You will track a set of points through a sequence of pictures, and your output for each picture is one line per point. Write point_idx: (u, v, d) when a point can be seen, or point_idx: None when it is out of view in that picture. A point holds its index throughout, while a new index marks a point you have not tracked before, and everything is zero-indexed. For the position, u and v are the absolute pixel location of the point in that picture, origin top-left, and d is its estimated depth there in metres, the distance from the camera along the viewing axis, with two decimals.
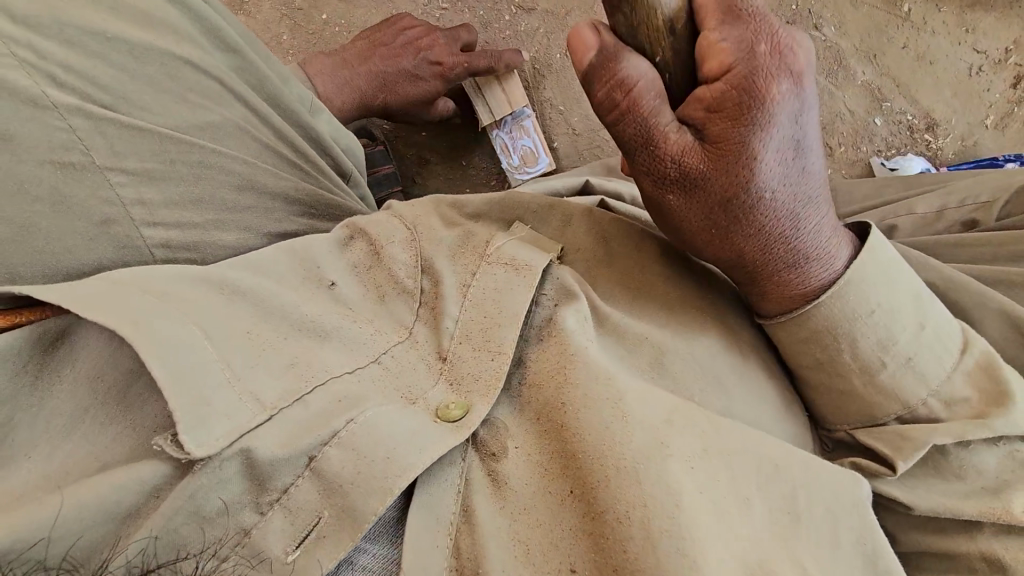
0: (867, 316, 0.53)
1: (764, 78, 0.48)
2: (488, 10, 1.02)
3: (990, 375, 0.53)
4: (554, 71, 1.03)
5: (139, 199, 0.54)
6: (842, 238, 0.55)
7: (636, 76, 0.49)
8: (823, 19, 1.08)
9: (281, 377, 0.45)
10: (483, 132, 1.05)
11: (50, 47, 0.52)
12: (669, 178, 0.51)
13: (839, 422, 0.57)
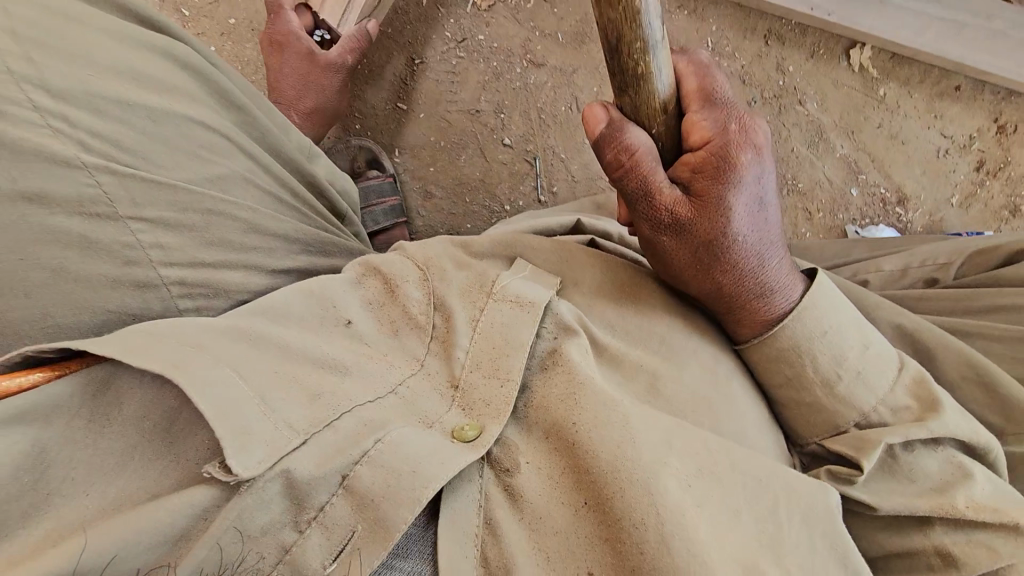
0: (822, 334, 0.60)
1: (736, 147, 0.59)
2: (502, 61, 1.08)
3: (923, 388, 0.60)
4: (559, 122, 1.10)
5: (157, 243, 0.50)
6: (795, 275, 0.63)
7: (638, 143, 0.58)
8: (807, 96, 1.11)
9: (309, 411, 0.46)
10: (485, 168, 1.11)
11: (82, 116, 0.49)
12: (664, 223, 0.59)
13: (808, 436, 0.63)
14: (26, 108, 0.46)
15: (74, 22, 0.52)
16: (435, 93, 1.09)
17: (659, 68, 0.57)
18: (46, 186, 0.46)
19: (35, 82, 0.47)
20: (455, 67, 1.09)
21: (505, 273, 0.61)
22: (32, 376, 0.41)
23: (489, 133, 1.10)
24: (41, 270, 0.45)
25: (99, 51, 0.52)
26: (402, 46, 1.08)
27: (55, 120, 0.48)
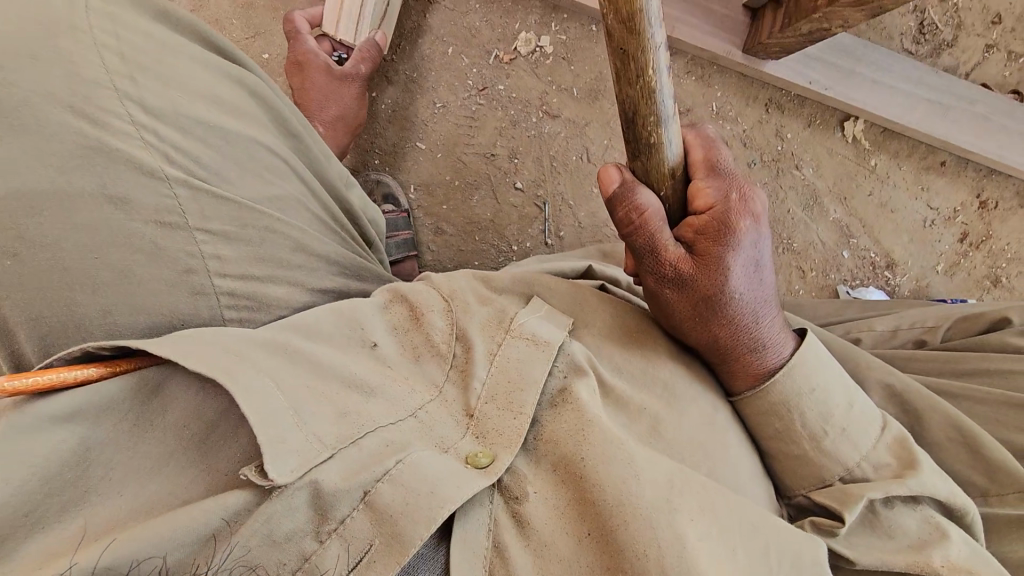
0: (810, 392, 0.64)
1: (737, 214, 0.63)
2: (519, 111, 1.14)
3: (905, 449, 0.63)
4: (569, 170, 1.15)
5: (217, 255, 0.54)
6: (788, 333, 0.67)
7: (648, 204, 0.62)
8: (803, 161, 1.18)
9: (336, 427, 0.48)
10: (495, 209, 1.15)
11: (170, 133, 0.54)
12: (667, 278, 0.63)
13: (795, 488, 0.66)
14: (123, 120, 0.52)
15: (170, 49, 0.57)
16: (453, 135, 1.14)
17: (668, 139, 0.62)
18: (131, 194, 0.51)
19: (134, 99, 0.53)
20: (475, 112, 1.13)
21: (522, 312, 0.64)
22: (88, 368, 0.45)
23: (503, 177, 1.15)
24: (110, 267, 0.49)
25: (187, 74, 0.57)
26: (424, 88, 1.13)
27: (147, 133, 0.53)
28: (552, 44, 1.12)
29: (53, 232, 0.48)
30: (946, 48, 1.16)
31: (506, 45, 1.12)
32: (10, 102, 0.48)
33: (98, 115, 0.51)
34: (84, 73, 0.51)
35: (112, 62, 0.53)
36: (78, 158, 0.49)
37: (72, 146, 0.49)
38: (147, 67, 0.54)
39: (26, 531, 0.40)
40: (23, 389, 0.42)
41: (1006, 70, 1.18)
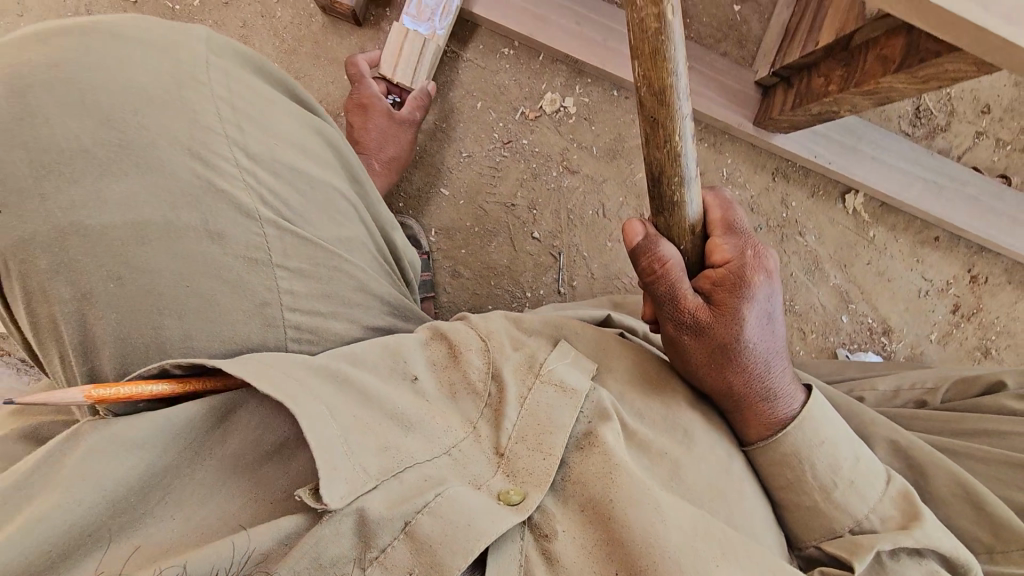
0: (818, 444, 0.66)
1: (752, 269, 0.67)
2: (540, 165, 1.19)
3: (910, 502, 0.65)
4: (584, 223, 1.20)
5: (291, 290, 0.63)
6: (799, 386, 0.70)
7: (670, 255, 0.67)
8: (806, 228, 1.25)
9: (379, 461, 0.51)
10: (512, 256, 1.20)
11: (265, 178, 0.63)
12: (685, 324, 0.67)
13: (806, 538, 0.67)
14: (230, 163, 0.61)
15: (272, 106, 0.67)
16: (475, 184, 1.19)
17: (690, 198, 0.67)
18: (227, 228, 0.60)
19: (241, 146, 0.62)
20: (498, 162, 1.19)
21: (552, 359, 0.66)
22: (161, 387, 0.52)
23: (521, 226, 1.20)
24: (202, 295, 0.58)
25: (282, 126, 0.67)
26: (452, 137, 1.18)
27: (249, 176, 0.62)
28: (575, 106, 1.18)
29: (158, 261, 0.57)
30: (939, 132, 1.25)
31: (531, 103, 1.18)
32: (139, 142, 0.57)
33: (209, 157, 0.60)
34: (204, 120, 0.61)
35: (226, 113, 0.62)
36: (189, 195, 0.58)
37: (185, 184, 0.58)
38: (251, 116, 0.64)
39: (90, 545, 0.44)
40: (106, 398, 0.50)
41: (994, 155, 1.26)
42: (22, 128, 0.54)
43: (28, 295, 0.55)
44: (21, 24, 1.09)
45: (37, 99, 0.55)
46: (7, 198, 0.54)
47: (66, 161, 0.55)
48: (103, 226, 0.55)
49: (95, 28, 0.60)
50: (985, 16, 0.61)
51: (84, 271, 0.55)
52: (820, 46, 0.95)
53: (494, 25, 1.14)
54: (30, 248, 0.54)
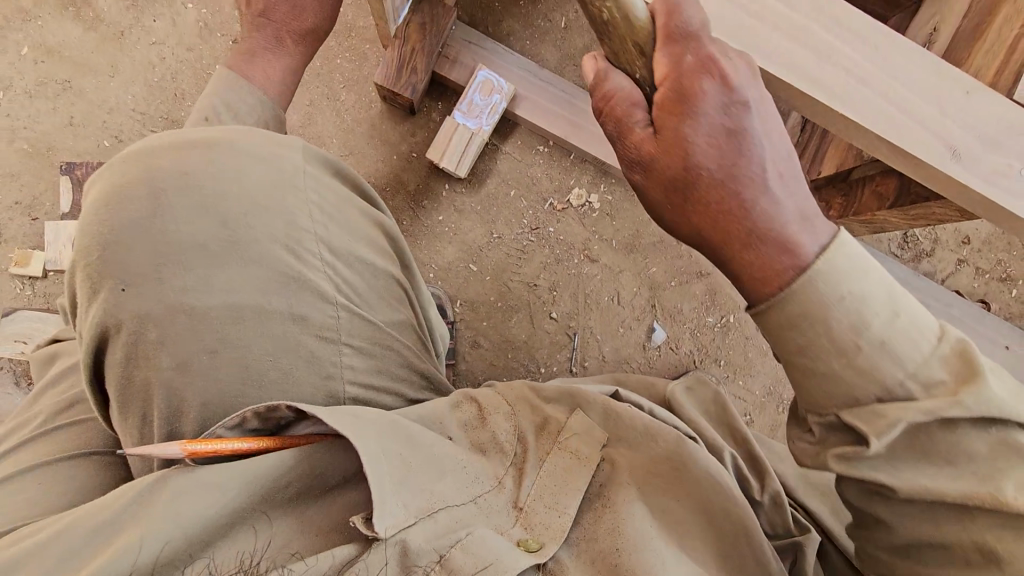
0: (838, 299, 0.51)
1: (693, 81, 0.55)
2: (563, 252, 1.29)
3: (966, 362, 0.50)
4: (600, 308, 1.29)
5: (352, 366, 0.71)
6: (807, 224, 0.54)
7: (615, 89, 0.58)
8: None
9: (419, 500, 0.58)
10: (529, 333, 1.27)
11: (342, 268, 0.73)
12: (632, 164, 0.58)
13: (824, 408, 0.54)
14: (315, 256, 0.71)
15: (348, 203, 0.77)
16: (502, 263, 1.28)
17: (628, 5, 0.56)
18: (306, 310, 0.69)
19: (325, 240, 0.72)
20: (525, 245, 1.29)
21: (571, 426, 0.71)
22: (241, 443, 0.60)
23: (541, 306, 1.28)
24: (278, 368, 0.66)
25: (358, 222, 0.77)
26: (485, 217, 1.28)
27: (330, 268, 0.71)
28: (599, 202, 1.30)
29: (248, 339, 0.65)
30: (925, 257, 1.37)
31: (560, 196, 1.29)
32: (248, 239, 0.68)
33: (297, 249, 0.70)
34: (298, 220, 0.71)
35: (316, 215, 0.72)
36: (279, 285, 0.68)
37: (278, 275, 0.68)
38: (332, 216, 0.74)
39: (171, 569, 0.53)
40: (199, 452, 0.59)
41: (974, 281, 1.39)
42: (155, 227, 0.66)
43: (130, 355, 0.64)
44: (112, 84, 1.21)
45: (169, 203, 0.67)
46: (133, 282, 0.64)
47: (186, 256, 0.66)
48: (207, 307, 0.65)
49: (216, 145, 0.70)
50: (965, 173, 0.73)
51: (184, 344, 0.64)
52: (823, 176, 1.10)
53: (534, 126, 1.26)
54: (146, 323, 0.64)
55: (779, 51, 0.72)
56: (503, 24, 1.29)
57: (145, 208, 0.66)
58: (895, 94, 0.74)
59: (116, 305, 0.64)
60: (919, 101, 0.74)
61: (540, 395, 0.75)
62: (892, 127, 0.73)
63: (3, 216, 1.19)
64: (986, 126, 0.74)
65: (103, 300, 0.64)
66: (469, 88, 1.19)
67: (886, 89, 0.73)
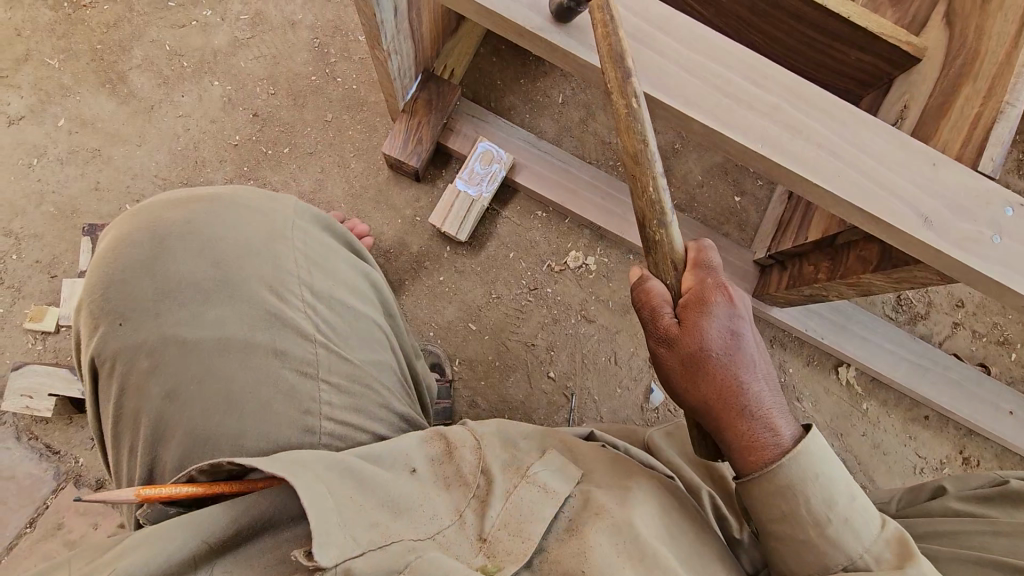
0: (814, 479, 0.64)
1: (711, 291, 0.71)
2: (561, 312, 1.32)
3: (904, 546, 0.62)
4: (597, 368, 1.31)
5: (327, 403, 0.71)
6: (788, 419, 0.68)
7: (657, 287, 0.74)
8: (802, 395, 1.35)
9: (367, 532, 0.59)
10: (527, 392, 1.28)
11: (323, 309, 0.75)
12: (657, 339, 0.73)
13: (797, 574, 0.65)
14: (297, 299, 0.73)
15: (334, 251, 0.81)
16: (501, 323, 1.31)
17: (672, 237, 0.74)
18: (286, 345, 0.71)
19: (311, 284, 0.75)
20: (522, 304, 1.32)
21: (536, 463, 0.71)
22: (192, 488, 0.61)
23: (537, 365, 1.30)
24: (256, 399, 0.68)
25: (345, 273, 0.80)
26: (483, 279, 1.32)
27: (311, 310, 0.74)
28: (596, 264, 1.34)
29: (230, 370, 0.68)
30: (920, 319, 1.39)
31: (557, 258, 1.34)
32: (239, 278, 0.72)
33: (281, 291, 0.73)
34: (283, 265, 0.74)
35: (302, 262, 0.76)
36: (263, 322, 0.71)
37: (261, 313, 0.71)
38: (317, 263, 0.77)
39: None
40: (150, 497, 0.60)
41: (972, 344, 1.40)
42: (156, 267, 0.71)
43: (123, 386, 0.68)
44: (137, 153, 1.29)
45: (173, 247, 0.73)
46: (132, 317, 0.69)
47: (180, 293, 0.70)
48: (192, 339, 0.69)
49: (217, 201, 0.77)
50: (937, 240, 0.77)
51: (171, 374, 0.68)
52: (809, 241, 1.13)
53: (533, 193, 1.32)
54: (140, 353, 0.68)
55: (751, 127, 0.78)
56: (505, 99, 1.39)
57: (150, 252, 0.72)
58: (864, 165, 0.79)
59: (115, 338, 0.69)
60: (886, 171, 0.79)
61: (515, 434, 0.76)
62: (863, 197, 0.77)
63: (23, 274, 1.24)
64: (951, 195, 0.78)
65: (104, 331, 0.70)
66: (470, 158, 1.26)
67: (849, 161, 0.78)
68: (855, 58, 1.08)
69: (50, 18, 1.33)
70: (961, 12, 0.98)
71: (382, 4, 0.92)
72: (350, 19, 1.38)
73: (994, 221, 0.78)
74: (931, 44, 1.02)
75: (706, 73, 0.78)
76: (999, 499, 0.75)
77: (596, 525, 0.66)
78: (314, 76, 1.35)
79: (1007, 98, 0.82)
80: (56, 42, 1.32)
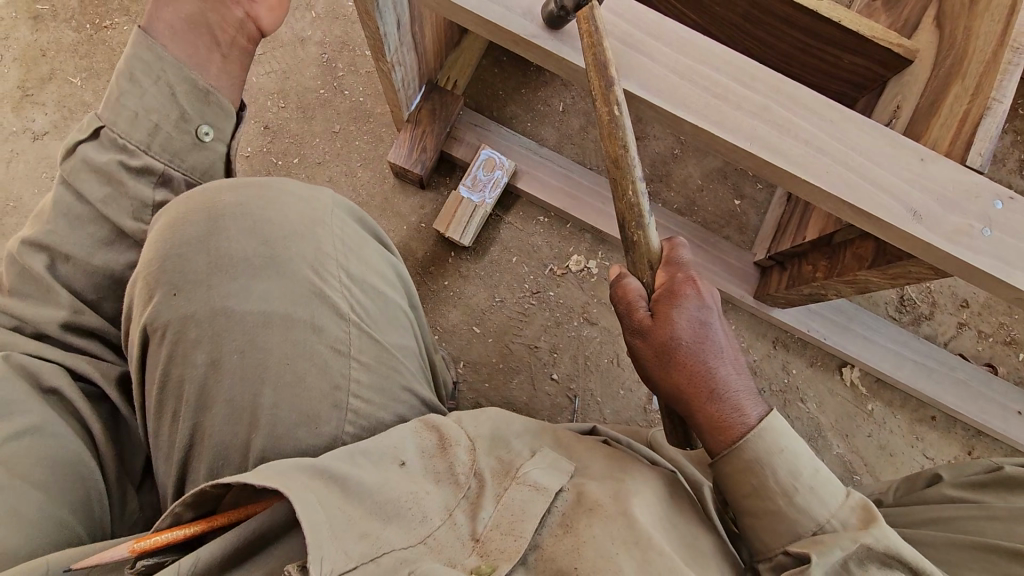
0: (779, 452, 0.68)
1: (682, 285, 0.76)
2: (563, 315, 1.34)
3: (869, 513, 0.64)
4: (599, 370, 1.32)
5: (356, 379, 0.75)
6: (755, 401, 0.73)
7: (631, 284, 0.79)
8: (806, 396, 1.36)
9: (358, 547, 0.61)
10: (532, 395, 1.30)
11: (358, 293, 0.78)
12: (633, 331, 0.77)
13: (772, 550, 0.66)
14: (336, 279, 0.77)
15: (367, 242, 0.84)
16: (504, 326, 1.33)
17: (648, 238, 0.78)
18: (323, 322, 0.75)
19: (349, 268, 0.79)
20: (525, 307, 1.34)
21: (527, 463, 0.73)
22: (183, 531, 0.63)
23: (541, 367, 1.32)
24: (294, 372, 0.72)
25: (377, 262, 0.83)
26: (487, 285, 1.34)
27: (348, 291, 0.78)
28: (597, 268, 1.36)
29: (270, 343, 0.72)
30: (924, 319, 1.39)
31: (559, 261, 1.36)
32: (288, 256, 0.75)
33: (321, 272, 0.76)
34: (325, 248, 0.78)
35: (341, 246, 0.80)
36: (303, 299, 0.75)
37: (303, 291, 0.75)
38: (354, 249, 0.81)
39: None
40: (144, 549, 0.61)
41: (978, 344, 1.39)
42: (212, 241, 0.73)
43: (171, 355, 0.70)
44: None
45: (226, 225, 0.74)
46: (186, 288, 0.71)
47: (232, 269, 0.73)
48: (241, 311, 0.72)
49: (267, 186, 0.79)
50: (925, 232, 0.78)
51: (221, 343, 0.71)
52: (807, 241, 1.14)
53: (535, 198, 1.35)
54: (190, 324, 0.71)
55: (762, 113, 0.81)
56: (507, 109, 1.42)
57: (202, 231, 0.73)
58: (873, 152, 0.81)
59: (167, 308, 0.71)
60: (887, 160, 0.80)
61: (512, 429, 0.79)
62: (868, 183, 0.80)
63: None
64: (938, 193, 0.80)
65: (154, 302, 0.71)
66: (473, 165, 1.30)
67: (862, 147, 0.81)
68: (848, 61, 1.10)
69: (74, 39, 1.40)
70: (949, 14, 1.00)
71: (385, 16, 0.96)
72: (357, 35, 1.44)
73: (984, 213, 0.79)
74: (921, 46, 1.04)
75: (693, 75, 0.81)
76: (993, 485, 0.76)
77: (590, 520, 0.68)
78: (323, 89, 1.40)
79: (994, 94, 0.83)
80: (79, 61, 1.39)
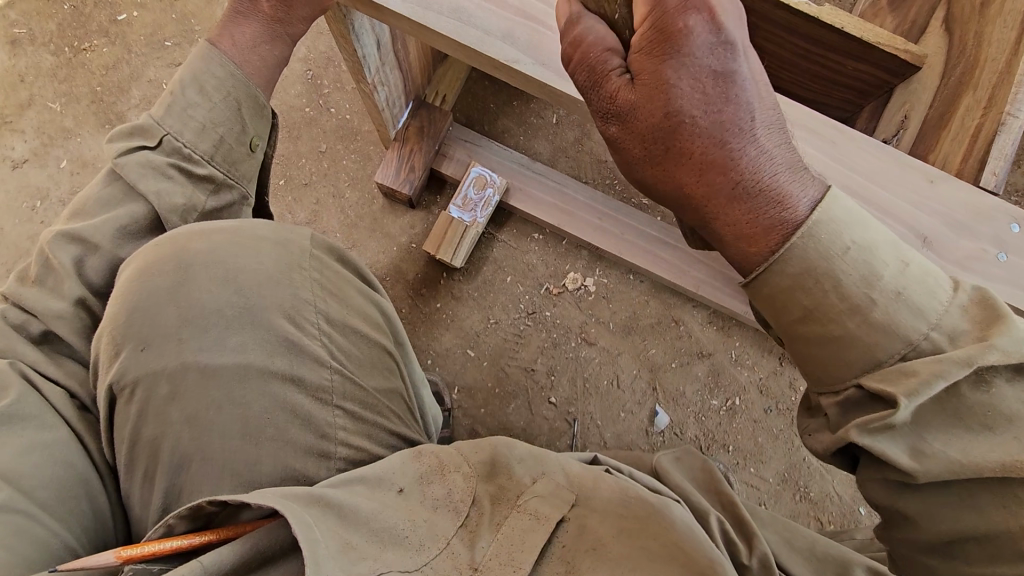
0: (848, 250, 0.53)
1: (675, 16, 0.52)
2: (561, 335, 1.30)
3: (986, 308, 0.52)
4: (599, 393, 1.28)
5: (342, 428, 0.71)
6: (794, 176, 0.55)
7: (591, 37, 0.56)
8: None
9: (355, 565, 0.56)
10: (530, 419, 1.26)
11: (339, 338, 0.74)
12: (609, 111, 0.56)
13: (845, 380, 0.54)
14: (312, 325, 0.72)
15: (348, 282, 0.79)
16: (499, 349, 1.29)
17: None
18: (300, 371, 0.70)
19: (331, 317, 0.74)
20: (522, 329, 1.30)
21: (527, 492, 0.69)
22: (180, 542, 0.59)
23: (540, 391, 1.27)
24: (274, 426, 0.67)
25: (359, 303, 0.78)
26: (482, 305, 1.30)
27: (327, 337, 0.73)
28: (595, 285, 1.32)
29: (248, 396, 0.67)
30: None
31: (556, 280, 1.32)
32: (260, 305, 0.71)
33: (297, 318, 0.72)
34: (301, 293, 0.73)
35: (317, 290, 0.74)
36: (280, 349, 0.70)
37: (278, 340, 0.70)
38: (332, 291, 0.76)
39: None
40: (133, 557, 0.56)
41: None
42: (180, 293, 0.69)
43: (143, 411, 0.65)
44: None
45: (195, 274, 0.69)
46: (155, 342, 0.66)
47: (203, 321, 0.68)
48: (212, 364, 0.67)
49: (239, 230, 0.74)
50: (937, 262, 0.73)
51: (192, 400, 0.66)
52: None
53: (527, 215, 1.30)
54: (160, 380, 0.66)
55: None
56: (498, 122, 1.38)
57: (172, 280, 0.69)
58: (884, 177, 0.75)
59: (135, 364, 0.66)
60: (900, 186, 0.75)
61: (510, 459, 0.73)
62: (879, 210, 0.74)
63: None
64: (955, 213, 0.75)
65: (122, 358, 0.66)
66: (463, 183, 1.25)
67: (869, 171, 0.75)
68: (853, 69, 1.05)
69: (53, 63, 1.37)
70: (959, 18, 0.95)
71: (362, 39, 0.92)
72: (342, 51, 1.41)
73: (999, 238, 0.74)
74: (931, 50, 0.99)
75: None
76: None
77: (593, 561, 0.62)
78: (308, 108, 1.37)
79: (1008, 109, 0.78)
80: (59, 86, 1.36)
